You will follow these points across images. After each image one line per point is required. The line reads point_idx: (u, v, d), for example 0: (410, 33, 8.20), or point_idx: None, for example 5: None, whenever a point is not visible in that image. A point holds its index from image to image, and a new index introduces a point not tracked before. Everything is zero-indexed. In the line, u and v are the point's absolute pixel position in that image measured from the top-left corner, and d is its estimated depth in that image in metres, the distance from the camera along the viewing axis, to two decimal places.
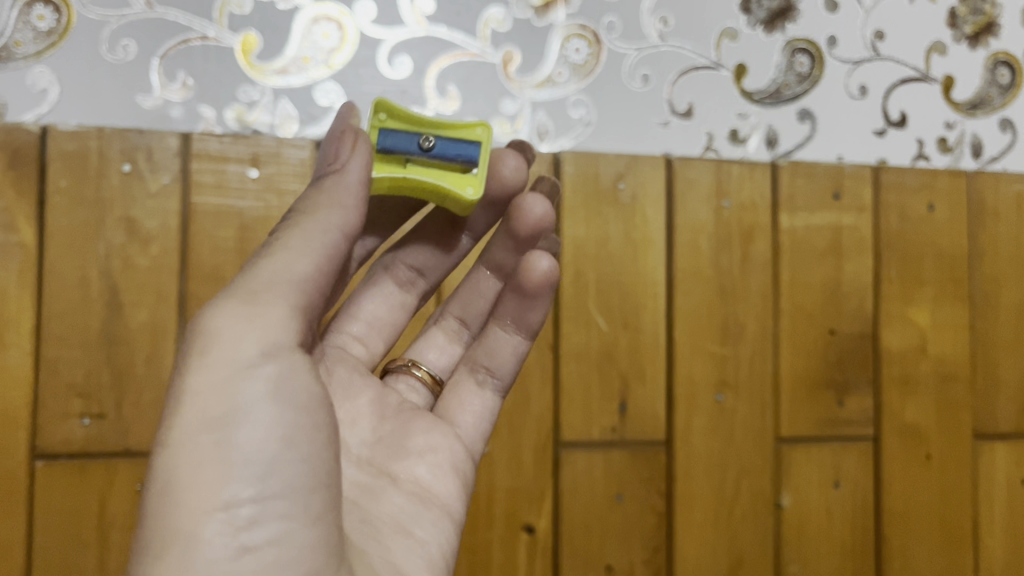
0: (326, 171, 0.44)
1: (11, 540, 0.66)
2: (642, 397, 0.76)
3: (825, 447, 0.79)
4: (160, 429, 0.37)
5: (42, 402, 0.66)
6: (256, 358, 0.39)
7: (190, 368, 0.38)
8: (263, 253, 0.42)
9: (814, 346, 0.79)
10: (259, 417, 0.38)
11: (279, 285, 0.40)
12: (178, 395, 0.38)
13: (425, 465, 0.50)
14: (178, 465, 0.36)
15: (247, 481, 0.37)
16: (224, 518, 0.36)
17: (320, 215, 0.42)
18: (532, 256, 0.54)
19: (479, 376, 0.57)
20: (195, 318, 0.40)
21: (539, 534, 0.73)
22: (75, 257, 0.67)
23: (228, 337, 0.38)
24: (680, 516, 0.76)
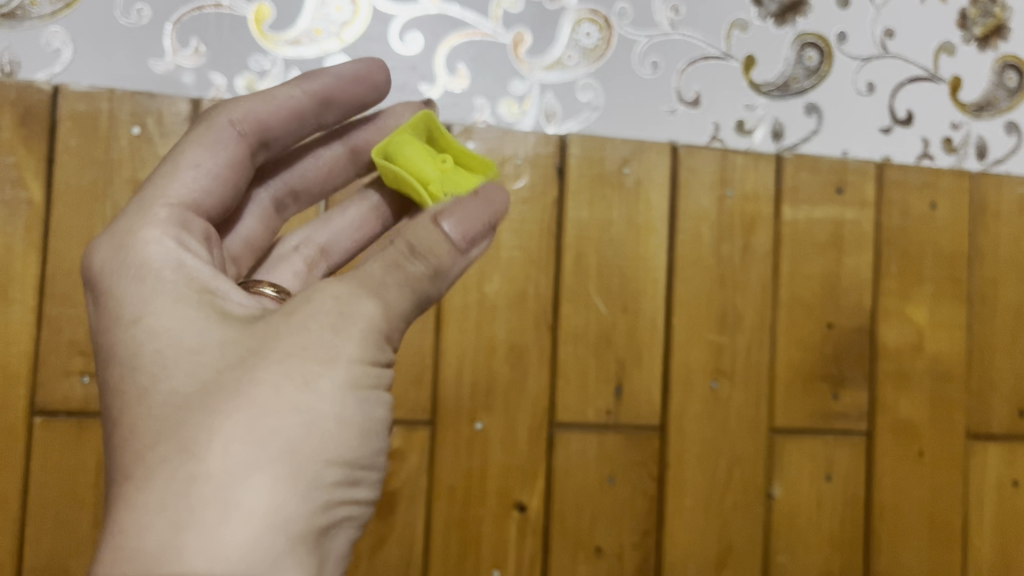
0: (458, 240, 0.43)
1: (8, 494, 0.66)
2: (638, 381, 0.76)
3: (818, 439, 0.80)
4: (302, 365, 0.37)
5: (42, 358, 0.67)
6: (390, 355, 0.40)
7: (343, 333, 0.38)
8: (405, 270, 0.41)
9: (811, 339, 0.80)
10: (382, 394, 0.40)
11: (414, 310, 0.41)
12: (328, 348, 0.38)
13: None
14: (317, 417, 0.37)
15: (365, 455, 0.39)
16: (333, 485, 0.37)
17: (450, 271, 0.42)
18: None
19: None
20: (347, 291, 0.40)
21: (530, 512, 0.74)
22: (81, 216, 0.68)
23: (380, 330, 0.39)
24: (670, 501, 0.76)
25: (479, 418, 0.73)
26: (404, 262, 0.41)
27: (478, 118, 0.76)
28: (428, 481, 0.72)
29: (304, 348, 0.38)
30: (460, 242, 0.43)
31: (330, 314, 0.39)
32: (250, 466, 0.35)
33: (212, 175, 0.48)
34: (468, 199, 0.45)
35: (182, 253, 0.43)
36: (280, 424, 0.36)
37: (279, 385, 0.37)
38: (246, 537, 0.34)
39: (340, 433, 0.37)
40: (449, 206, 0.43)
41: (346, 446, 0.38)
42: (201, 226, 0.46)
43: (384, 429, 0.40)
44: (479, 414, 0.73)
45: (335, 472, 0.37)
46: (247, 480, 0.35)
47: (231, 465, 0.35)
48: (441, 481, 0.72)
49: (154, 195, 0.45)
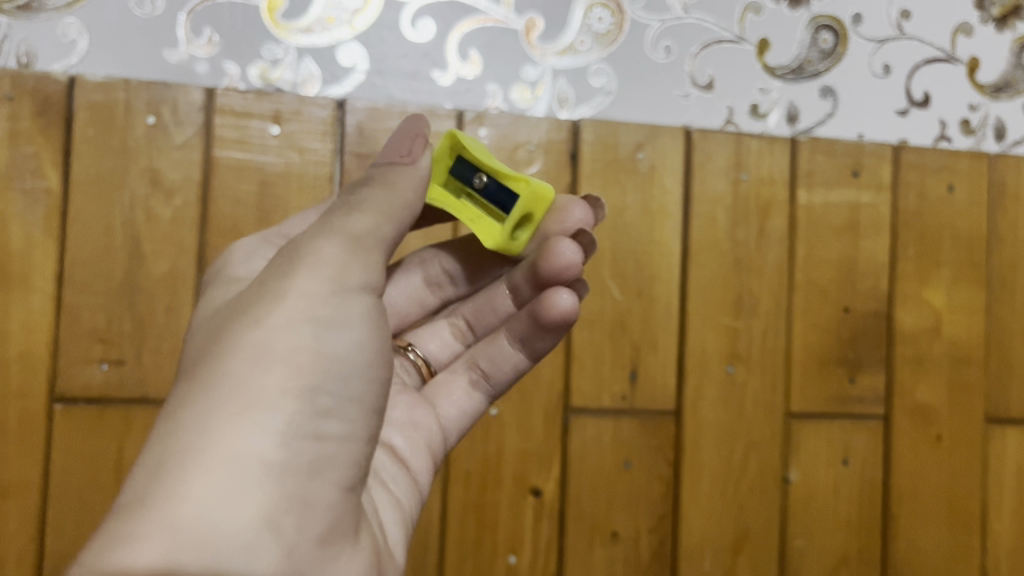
0: (395, 160, 0.45)
1: (29, 480, 0.67)
2: (653, 365, 0.76)
3: (834, 423, 0.79)
4: (258, 311, 0.41)
5: (61, 346, 0.68)
6: (350, 286, 0.43)
7: (293, 273, 0.42)
8: (354, 200, 0.44)
9: (827, 323, 0.79)
10: (346, 325, 0.42)
11: (375, 233, 0.44)
12: (279, 289, 0.42)
13: (402, 437, 0.53)
14: (274, 347, 0.40)
15: (328, 384, 0.40)
16: (297, 413, 0.39)
17: (396, 189, 0.45)
18: (554, 292, 0.54)
19: (474, 375, 0.58)
20: (298, 239, 0.43)
21: (545, 497, 0.74)
22: (99, 206, 0.69)
23: (331, 263, 0.42)
24: (686, 486, 0.76)
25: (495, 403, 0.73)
26: (354, 197, 0.45)
27: (490, 104, 0.76)
28: (445, 467, 0.72)
29: (262, 293, 0.42)
30: (401, 160, 0.45)
31: (280, 264, 0.43)
32: (209, 404, 0.38)
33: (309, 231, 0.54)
34: (400, 126, 0.46)
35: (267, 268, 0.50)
36: (238, 365, 0.39)
37: (238, 331, 0.41)
38: (201, 465, 0.36)
39: (298, 362, 0.40)
40: (387, 145, 0.46)
41: (305, 373, 0.40)
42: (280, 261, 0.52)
43: (351, 362, 0.42)
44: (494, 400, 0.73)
45: (294, 401, 0.39)
46: (207, 416, 0.38)
47: (195, 412, 0.38)
48: (457, 466, 0.72)
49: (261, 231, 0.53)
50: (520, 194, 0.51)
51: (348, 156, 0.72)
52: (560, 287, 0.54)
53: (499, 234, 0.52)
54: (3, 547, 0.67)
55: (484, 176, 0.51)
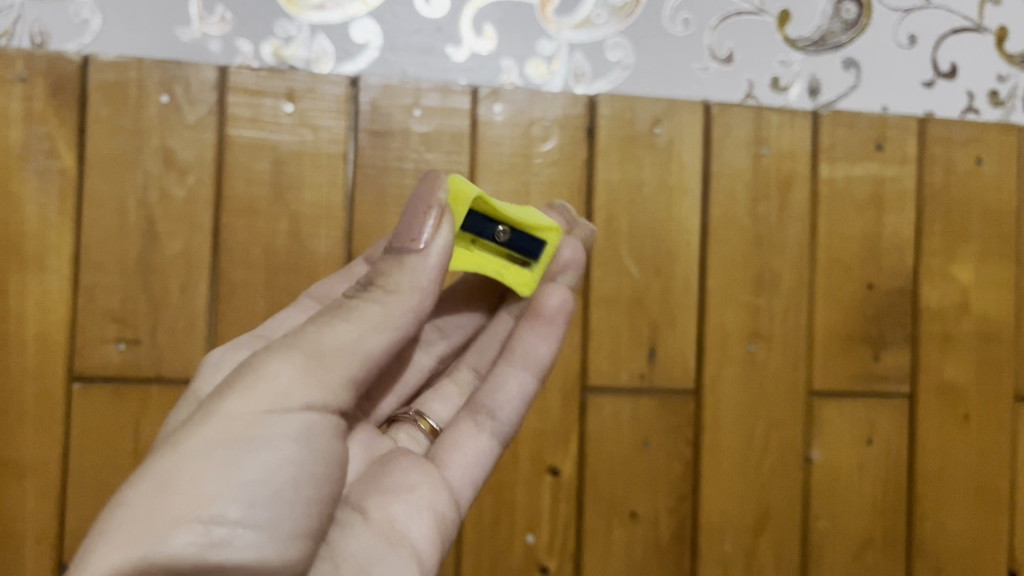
0: (407, 246, 0.45)
1: (48, 459, 0.68)
2: (672, 343, 0.75)
3: (858, 402, 0.78)
4: (181, 432, 0.40)
5: (79, 325, 0.68)
6: (284, 407, 0.42)
7: (226, 394, 0.41)
8: (334, 314, 0.45)
9: (850, 300, 0.78)
10: (268, 449, 0.41)
11: (342, 351, 0.44)
12: (207, 411, 0.41)
13: (402, 504, 0.48)
14: (183, 472, 0.39)
15: (234, 511, 0.39)
16: (195, 545, 0.37)
17: (396, 292, 0.45)
18: (544, 291, 0.57)
19: (479, 418, 0.55)
20: (250, 360, 0.43)
21: (563, 477, 0.73)
22: (113, 185, 0.69)
23: (272, 382, 0.42)
24: (706, 466, 0.75)
25: None
26: (339, 311, 0.45)
27: (506, 80, 0.75)
28: None
29: (194, 409, 0.42)
30: (410, 246, 0.44)
31: (229, 376, 0.43)
32: (101, 532, 0.37)
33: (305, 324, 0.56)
34: (417, 195, 0.46)
35: None
36: (140, 488, 0.38)
37: (154, 455, 0.40)
38: None
39: (206, 489, 0.39)
40: (404, 215, 0.45)
41: (216, 502, 0.39)
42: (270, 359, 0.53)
43: (269, 484, 0.40)
44: None
45: (193, 532, 0.38)
46: (98, 543, 0.36)
47: (89, 541, 0.37)
48: None
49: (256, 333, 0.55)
50: (547, 240, 0.55)
51: (362, 134, 0.71)
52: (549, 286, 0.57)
53: (529, 279, 0.54)
54: (24, 524, 0.67)
55: (504, 231, 0.53)
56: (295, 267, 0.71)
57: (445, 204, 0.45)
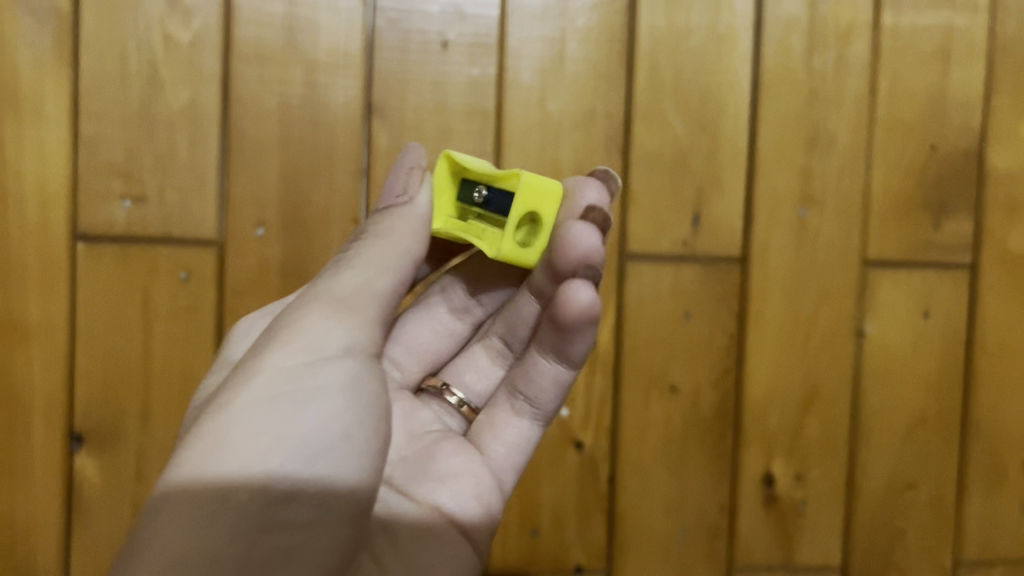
0: (394, 202, 0.47)
1: (53, 323, 0.64)
2: (718, 208, 0.70)
3: (915, 272, 0.73)
4: (224, 394, 0.40)
5: (81, 181, 0.63)
6: (323, 356, 0.42)
7: (263, 354, 0.41)
8: (350, 267, 0.46)
9: (911, 162, 0.72)
10: (315, 399, 0.40)
11: (359, 294, 0.45)
12: (248, 370, 0.41)
13: (448, 491, 0.47)
14: (230, 430, 0.38)
15: (288, 464, 0.38)
16: (251, 500, 0.37)
17: (392, 237, 0.46)
18: (567, 285, 0.45)
19: (516, 403, 0.51)
20: (282, 320, 0.44)
21: (599, 348, 0.69)
22: (112, 28, 0.63)
23: (305, 332, 0.42)
24: (751, 338, 0.71)
25: None
26: (348, 266, 0.46)
27: None
28: None
29: (229, 379, 0.42)
30: (398, 201, 0.47)
31: (256, 348, 0.43)
32: (160, 498, 0.37)
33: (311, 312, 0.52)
34: (398, 160, 0.48)
35: None
36: (189, 454, 0.38)
37: (201, 420, 0.40)
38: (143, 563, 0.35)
39: (254, 440, 0.38)
40: (387, 180, 0.48)
41: (265, 454, 0.38)
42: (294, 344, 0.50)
43: (319, 435, 0.39)
44: None
45: (247, 486, 0.37)
46: (161, 507, 0.37)
47: (150, 509, 0.37)
48: None
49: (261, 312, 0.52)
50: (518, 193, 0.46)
51: None
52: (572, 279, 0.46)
53: (500, 242, 0.46)
54: (31, 390, 0.64)
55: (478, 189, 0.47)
56: (312, 120, 0.65)
57: (426, 166, 0.47)
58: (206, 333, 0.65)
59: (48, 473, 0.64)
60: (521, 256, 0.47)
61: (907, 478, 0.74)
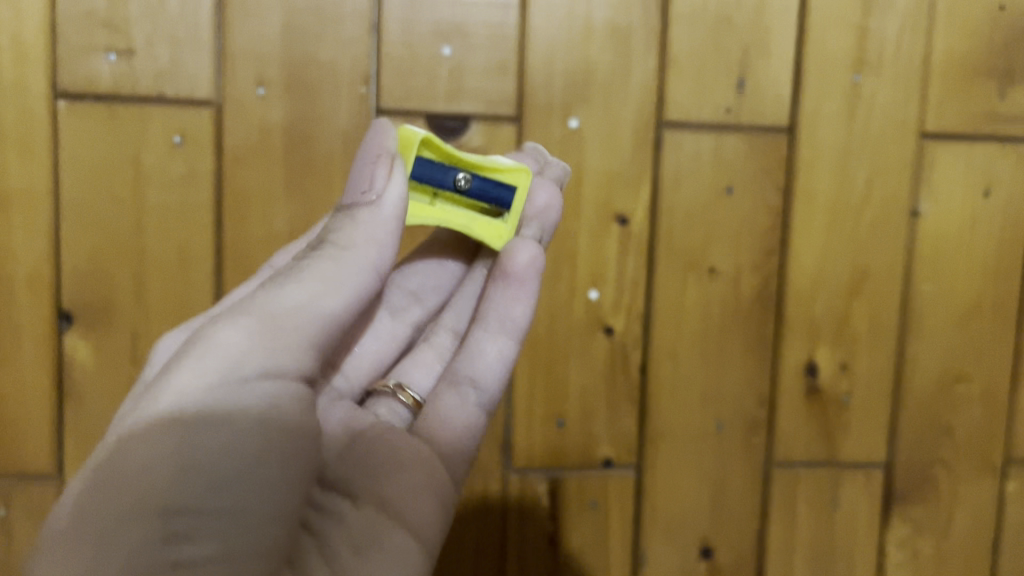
0: (358, 198, 0.43)
1: (35, 189, 0.58)
2: (765, 72, 0.63)
3: (976, 146, 0.67)
4: (129, 418, 0.37)
5: (59, 31, 0.57)
6: (243, 379, 0.38)
7: (172, 370, 0.37)
8: (291, 276, 0.41)
9: (978, 23, 0.65)
10: (228, 426, 0.36)
11: (299, 312, 0.40)
12: (154, 391, 0.37)
13: (396, 481, 0.42)
14: (131, 457, 0.35)
15: (196, 499, 0.35)
16: (150, 537, 0.34)
17: (351, 249, 0.43)
18: (510, 244, 0.48)
19: (460, 388, 0.48)
20: (198, 329, 0.39)
21: (632, 227, 0.63)
22: None
23: (220, 347, 0.38)
24: (797, 216, 0.65)
25: (574, 114, 0.62)
26: (293, 268, 0.42)
27: None
28: None
29: (145, 389, 0.38)
30: (363, 198, 0.43)
31: (169, 361, 0.38)
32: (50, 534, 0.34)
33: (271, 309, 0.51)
34: (364, 146, 0.44)
35: None
36: (87, 482, 0.35)
37: (103, 447, 0.36)
38: None
39: (157, 471, 0.35)
40: (355, 168, 0.44)
41: (169, 485, 0.35)
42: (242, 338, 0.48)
43: (228, 462, 0.36)
44: (573, 108, 0.61)
45: (145, 523, 0.34)
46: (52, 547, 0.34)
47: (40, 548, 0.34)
48: None
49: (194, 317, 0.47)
50: (516, 184, 0.47)
51: None
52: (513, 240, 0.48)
53: (503, 231, 0.48)
54: (15, 262, 0.59)
55: (466, 178, 0.46)
56: None
57: (395, 153, 0.43)
58: (203, 205, 0.60)
59: (36, 354, 0.60)
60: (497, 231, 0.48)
61: (959, 370, 0.69)
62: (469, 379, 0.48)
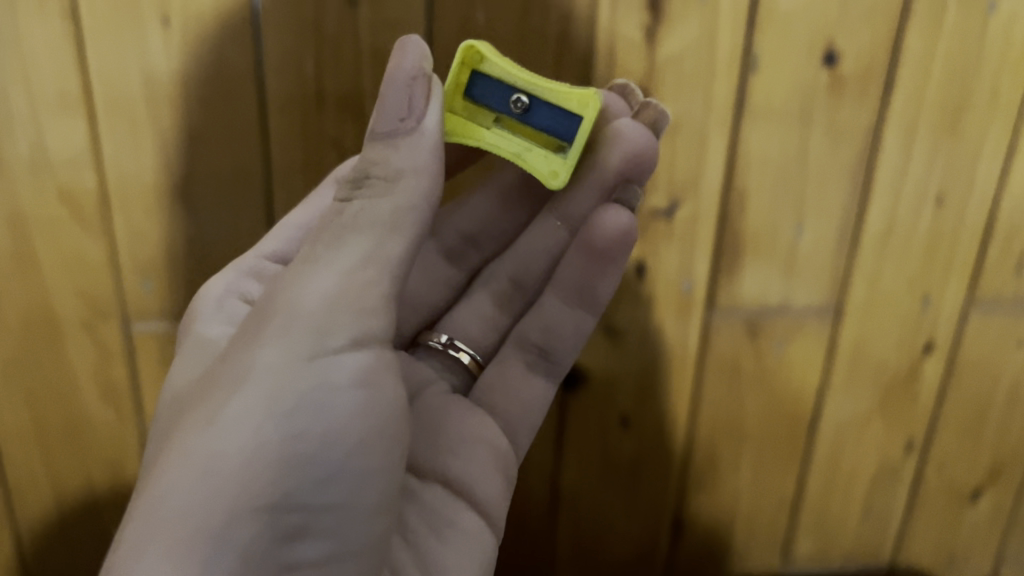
0: (397, 127, 0.40)
1: None
2: None
3: None
4: (213, 402, 0.39)
5: None
6: (315, 358, 0.39)
7: (253, 345, 0.39)
8: (334, 232, 0.40)
9: None
10: (325, 412, 0.39)
11: (359, 280, 0.39)
12: (234, 377, 0.39)
13: (489, 455, 0.50)
14: (223, 428, 0.38)
15: (297, 492, 0.38)
16: (258, 515, 0.37)
17: (396, 194, 0.39)
18: (600, 212, 0.49)
19: (528, 356, 0.53)
20: (273, 292, 0.40)
21: None
22: None
23: (292, 316, 0.39)
24: None
25: None
26: (338, 212, 0.40)
27: None
28: None
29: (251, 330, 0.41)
30: (402, 125, 0.40)
31: (270, 326, 0.39)
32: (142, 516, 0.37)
33: (274, 259, 0.52)
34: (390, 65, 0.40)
35: (230, 299, 0.51)
36: (186, 456, 0.37)
37: (188, 433, 0.38)
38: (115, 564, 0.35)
39: (247, 459, 0.37)
40: (385, 100, 0.40)
41: (262, 458, 0.37)
42: (272, 274, 0.52)
43: (331, 455, 0.39)
44: None
45: (262, 501, 0.37)
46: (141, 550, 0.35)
47: (136, 540, 0.36)
48: None
49: (255, 246, 0.53)
50: (584, 113, 0.44)
51: None
52: (606, 206, 0.49)
53: (560, 169, 0.45)
54: None
55: (527, 100, 0.44)
56: None
57: (429, 72, 0.40)
58: None
59: None
60: (548, 172, 0.45)
61: None
62: (514, 291, 0.55)
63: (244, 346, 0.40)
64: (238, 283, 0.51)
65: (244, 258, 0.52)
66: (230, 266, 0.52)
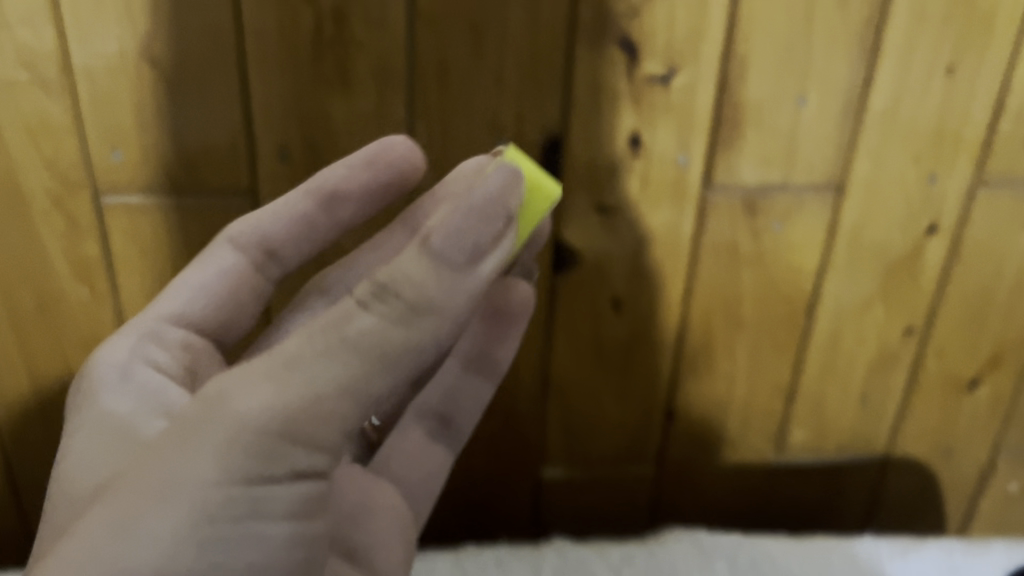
0: (449, 263, 0.34)
1: None
2: None
3: None
4: (119, 504, 0.32)
5: None
6: (252, 478, 0.32)
7: (171, 458, 0.32)
8: (325, 342, 0.33)
9: None
10: (250, 539, 0.32)
11: (324, 411, 0.33)
12: (148, 493, 0.31)
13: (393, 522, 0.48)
14: (121, 548, 0.31)
15: None
16: None
17: (406, 331, 0.34)
18: (512, 283, 0.51)
19: (426, 423, 0.53)
20: (210, 395, 0.33)
21: None
22: None
23: (229, 435, 0.32)
24: None
25: None
26: (350, 317, 0.34)
27: None
28: None
29: (134, 502, 0.32)
30: (451, 263, 0.34)
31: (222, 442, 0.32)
32: None
33: (203, 290, 0.50)
34: (482, 185, 0.35)
35: (142, 365, 0.47)
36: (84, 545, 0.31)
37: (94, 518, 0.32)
38: None
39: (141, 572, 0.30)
40: (450, 231, 0.34)
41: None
42: (180, 334, 0.49)
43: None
44: None
45: None
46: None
47: None
48: None
49: (150, 309, 0.49)
50: None
51: None
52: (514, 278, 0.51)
53: None
54: None
55: None
56: None
57: (516, 212, 0.36)
58: None
59: None
60: None
61: None
62: (444, 424, 0.53)
63: (187, 438, 0.32)
64: (142, 349, 0.47)
65: (179, 282, 0.50)
66: (127, 330, 0.48)
